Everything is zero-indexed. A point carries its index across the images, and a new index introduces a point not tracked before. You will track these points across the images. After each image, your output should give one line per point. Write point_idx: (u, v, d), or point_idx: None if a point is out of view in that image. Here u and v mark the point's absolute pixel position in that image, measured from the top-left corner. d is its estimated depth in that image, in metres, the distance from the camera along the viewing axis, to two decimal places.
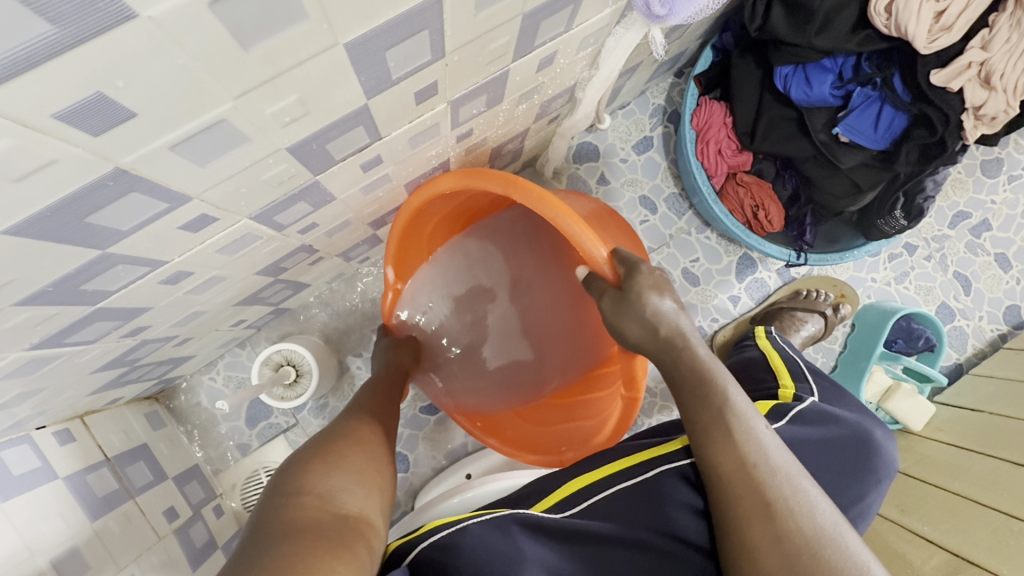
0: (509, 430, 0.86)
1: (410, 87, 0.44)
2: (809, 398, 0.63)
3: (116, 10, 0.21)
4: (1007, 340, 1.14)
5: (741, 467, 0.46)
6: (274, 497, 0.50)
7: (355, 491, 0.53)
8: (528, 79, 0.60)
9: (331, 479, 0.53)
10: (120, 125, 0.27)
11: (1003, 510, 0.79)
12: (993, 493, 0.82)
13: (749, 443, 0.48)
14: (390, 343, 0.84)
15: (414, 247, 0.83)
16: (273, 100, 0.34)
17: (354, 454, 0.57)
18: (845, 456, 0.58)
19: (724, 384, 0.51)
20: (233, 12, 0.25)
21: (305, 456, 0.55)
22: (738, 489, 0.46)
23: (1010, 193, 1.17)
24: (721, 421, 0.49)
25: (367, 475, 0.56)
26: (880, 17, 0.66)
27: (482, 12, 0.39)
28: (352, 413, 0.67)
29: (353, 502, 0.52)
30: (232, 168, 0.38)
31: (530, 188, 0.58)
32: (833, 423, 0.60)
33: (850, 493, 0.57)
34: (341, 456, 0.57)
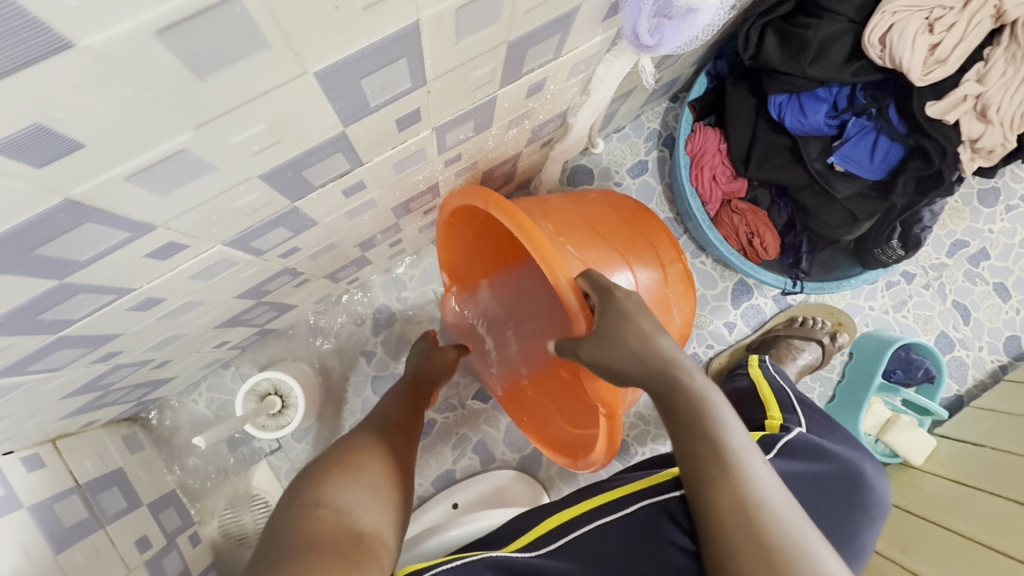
0: (554, 426, 0.87)
1: (392, 114, 0.43)
2: (797, 428, 0.60)
3: (47, 40, 0.20)
4: (1008, 372, 1.12)
5: (742, 506, 0.41)
6: (290, 507, 0.53)
7: (370, 506, 0.56)
8: (517, 104, 0.58)
9: (348, 494, 0.55)
10: (66, 157, 0.26)
11: (1006, 552, 0.76)
12: (996, 533, 0.79)
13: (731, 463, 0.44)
14: (424, 350, 0.88)
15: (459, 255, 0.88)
16: (241, 128, 0.32)
17: (375, 465, 0.60)
18: (832, 493, 0.55)
19: (717, 409, 0.48)
20: (183, 41, 0.23)
21: (327, 464, 0.58)
22: (709, 507, 0.43)
23: (1008, 222, 1.17)
24: (718, 454, 0.44)
25: (384, 489, 0.59)
26: (874, 49, 0.65)
27: (462, 40, 0.38)
28: (374, 420, 0.71)
29: (367, 519, 0.54)
30: (200, 196, 0.37)
31: (510, 206, 0.61)
32: (823, 458, 0.57)
33: (834, 531, 0.53)
34: (363, 467, 0.59)
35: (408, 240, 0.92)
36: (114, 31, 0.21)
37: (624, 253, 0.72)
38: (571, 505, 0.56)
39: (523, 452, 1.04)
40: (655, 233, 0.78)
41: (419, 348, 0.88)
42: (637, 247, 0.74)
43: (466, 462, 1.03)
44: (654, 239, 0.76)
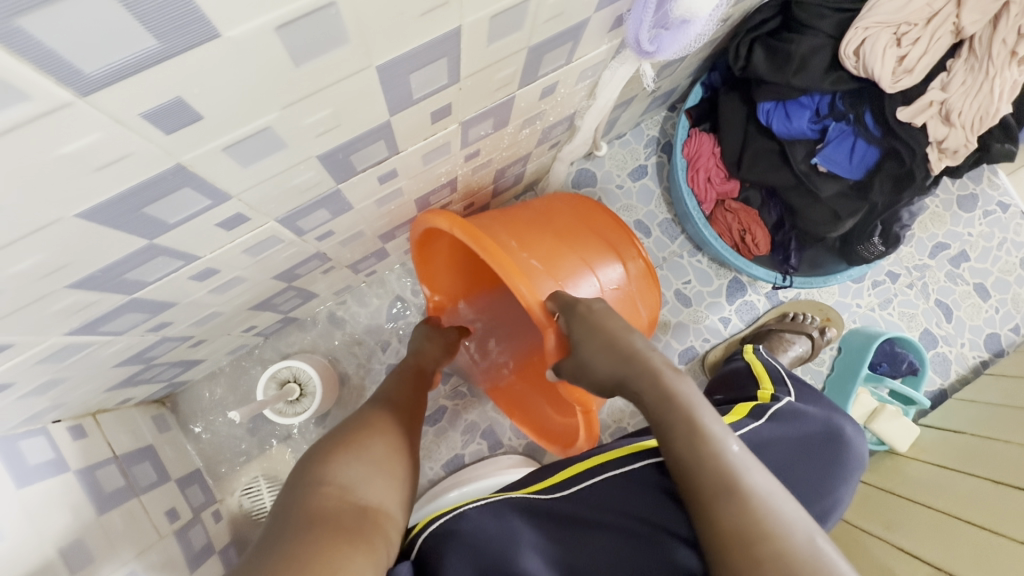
0: (544, 418, 0.93)
1: (429, 107, 0.50)
2: (785, 398, 0.66)
3: (204, 31, 0.27)
4: (988, 366, 1.18)
5: (717, 481, 0.46)
6: (294, 490, 0.53)
7: (373, 482, 0.57)
8: (532, 105, 0.66)
9: (351, 471, 0.56)
10: (188, 127, 0.33)
11: (982, 525, 0.81)
12: (973, 509, 0.85)
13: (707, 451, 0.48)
14: (426, 333, 0.93)
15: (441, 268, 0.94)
16: (313, 112, 0.39)
17: (375, 446, 0.62)
18: (815, 453, 0.60)
19: (695, 402, 0.52)
20: (291, 36, 0.30)
21: (328, 446, 0.60)
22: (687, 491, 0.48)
23: (985, 226, 1.24)
24: (692, 439, 0.49)
25: (385, 468, 0.60)
26: (850, 60, 0.73)
27: (493, 44, 0.45)
28: (377, 403, 0.74)
29: (371, 495, 0.55)
30: (270, 171, 0.44)
31: (470, 228, 0.68)
32: (804, 419, 0.63)
33: (817, 487, 0.59)
34: (364, 447, 0.61)
35: None
36: (248, 26, 0.28)
37: (585, 258, 0.78)
38: (582, 460, 0.62)
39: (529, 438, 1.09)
40: (616, 232, 0.85)
41: (420, 331, 0.93)
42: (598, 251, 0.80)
43: (475, 447, 1.08)
44: (613, 239, 0.83)
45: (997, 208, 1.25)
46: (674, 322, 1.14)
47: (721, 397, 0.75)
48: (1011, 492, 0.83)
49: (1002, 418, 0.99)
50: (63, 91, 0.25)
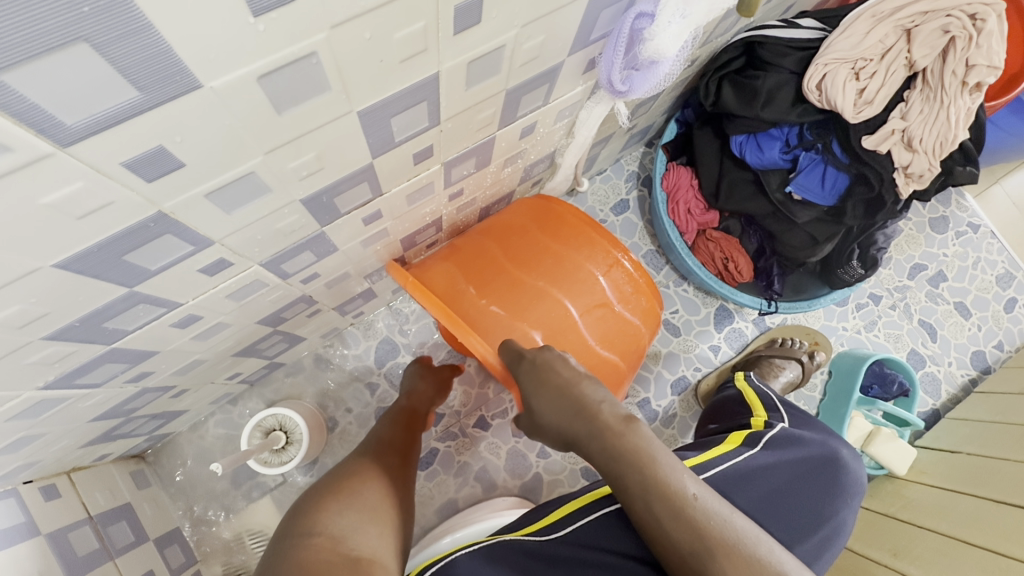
0: None
1: (411, 149, 0.51)
2: (779, 423, 0.65)
3: (187, 82, 0.27)
4: (978, 384, 1.19)
5: (687, 554, 0.46)
6: (284, 541, 0.51)
7: (366, 531, 0.54)
8: (512, 145, 0.68)
9: (343, 520, 0.54)
10: (170, 174, 0.33)
11: (988, 547, 0.79)
12: (977, 530, 0.84)
13: (675, 503, 0.47)
14: (416, 370, 0.92)
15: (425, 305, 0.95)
16: (295, 156, 0.40)
17: (367, 491, 0.59)
18: (815, 478, 0.60)
19: (653, 451, 0.51)
20: (273, 85, 0.31)
21: (316, 495, 0.57)
22: (659, 544, 0.48)
23: (959, 247, 1.28)
24: (650, 508, 0.48)
25: (379, 514, 0.58)
26: (813, 94, 0.77)
27: (471, 87, 0.47)
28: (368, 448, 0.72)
29: (365, 544, 0.53)
30: (253, 216, 0.44)
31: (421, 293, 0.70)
32: (799, 444, 0.62)
33: (818, 512, 0.57)
34: (355, 493, 0.59)
35: None
36: (231, 75, 0.29)
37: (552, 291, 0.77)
38: (576, 497, 0.61)
39: (524, 478, 1.06)
40: (587, 239, 0.80)
41: (412, 371, 0.93)
42: (566, 273, 0.78)
43: (469, 490, 1.05)
44: (585, 252, 0.79)
45: (968, 229, 1.30)
46: (665, 352, 1.14)
47: (715, 426, 0.75)
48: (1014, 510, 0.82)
49: (999, 436, 0.99)
50: (43, 143, 0.26)
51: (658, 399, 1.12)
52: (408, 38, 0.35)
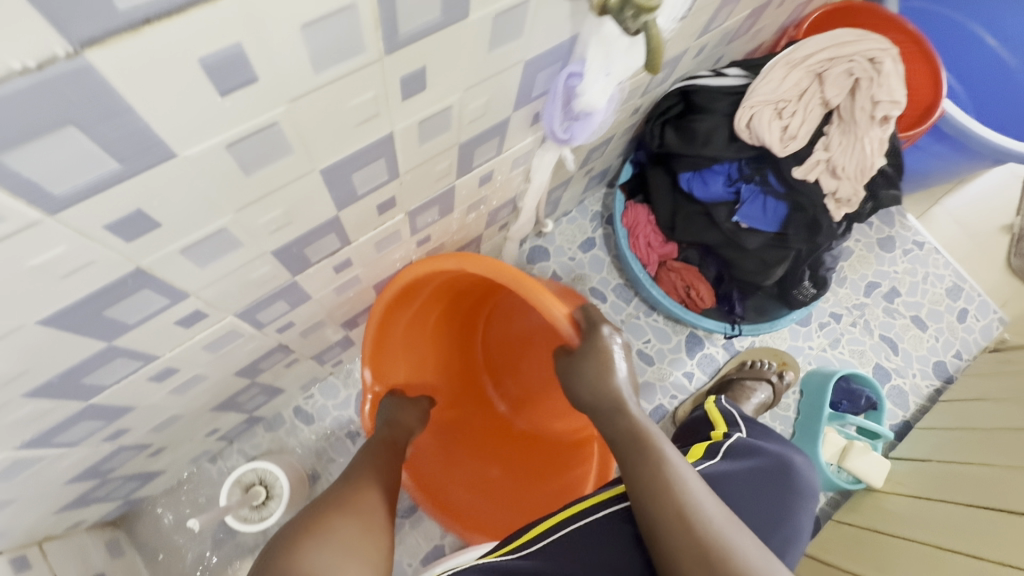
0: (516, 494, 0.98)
1: (374, 200, 0.56)
2: (737, 435, 0.69)
3: (163, 152, 0.32)
4: (942, 393, 1.24)
5: (681, 515, 0.50)
6: None
7: (344, 566, 0.55)
8: (472, 192, 0.73)
9: (319, 557, 0.54)
10: (147, 233, 0.37)
11: (968, 553, 0.82)
12: (958, 539, 0.86)
13: (667, 498, 0.52)
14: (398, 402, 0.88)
15: (406, 350, 0.93)
16: (264, 212, 0.44)
17: (344, 526, 0.60)
18: (774, 485, 0.62)
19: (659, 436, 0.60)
20: (241, 151, 0.36)
21: (293, 532, 0.58)
22: (650, 513, 0.52)
23: (907, 263, 1.36)
24: (659, 474, 0.55)
25: (357, 548, 0.58)
26: (744, 132, 0.85)
27: (425, 143, 0.52)
28: (347, 482, 0.72)
29: None
30: (227, 268, 0.48)
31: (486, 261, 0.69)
32: (757, 454, 0.65)
33: (781, 516, 0.60)
34: (331, 529, 0.59)
35: None
36: (202, 144, 0.33)
37: None
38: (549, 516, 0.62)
39: None
40: None
41: (392, 403, 0.89)
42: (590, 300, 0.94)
43: (455, 535, 1.04)
44: None
45: (913, 246, 1.38)
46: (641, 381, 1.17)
47: (682, 445, 0.77)
48: (993, 517, 0.84)
49: (968, 443, 1.02)
50: (33, 211, 0.29)
51: None
52: (361, 105, 0.40)
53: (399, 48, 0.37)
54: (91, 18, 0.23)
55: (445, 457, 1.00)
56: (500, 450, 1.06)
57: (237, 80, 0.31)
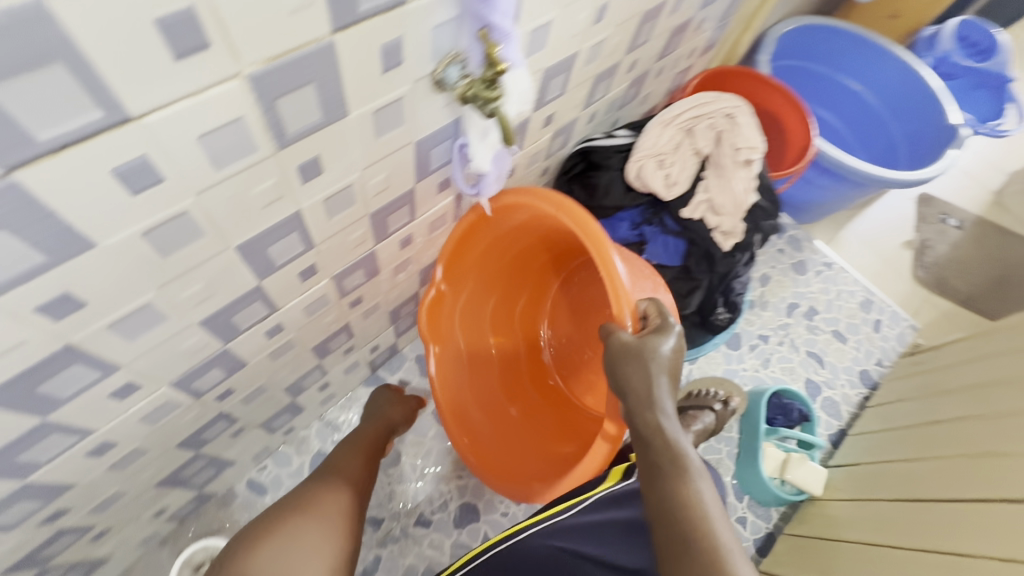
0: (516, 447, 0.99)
1: (294, 269, 0.63)
2: None
3: (85, 244, 0.39)
4: (869, 399, 1.33)
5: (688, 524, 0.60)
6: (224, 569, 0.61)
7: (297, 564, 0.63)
8: (395, 254, 0.81)
9: (276, 556, 0.63)
10: (74, 313, 0.43)
11: (893, 544, 0.88)
12: (884, 533, 0.92)
13: (689, 508, 0.61)
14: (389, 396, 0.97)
15: (492, 272, 0.99)
16: (186, 286, 0.51)
17: (307, 526, 0.68)
18: None
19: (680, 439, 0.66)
20: (157, 237, 0.43)
21: (260, 528, 0.66)
22: (660, 519, 0.61)
23: (820, 283, 1.49)
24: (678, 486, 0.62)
25: (315, 547, 0.66)
26: (635, 181, 0.98)
27: (335, 216, 0.61)
28: (327, 474, 0.78)
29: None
30: (156, 340, 0.53)
31: (574, 213, 0.77)
32: None
33: None
34: (294, 528, 0.67)
35: (336, 383, 1.06)
36: (120, 235, 0.40)
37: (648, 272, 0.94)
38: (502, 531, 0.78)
39: None
40: None
41: (386, 396, 0.97)
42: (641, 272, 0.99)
43: None
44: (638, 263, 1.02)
45: (824, 267, 1.52)
46: None
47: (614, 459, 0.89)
48: (918, 507, 0.90)
49: (888, 443, 1.11)
50: None
51: None
52: (265, 192, 0.49)
53: (290, 144, 0.46)
54: (18, 150, 0.31)
55: (471, 385, 1.00)
56: (524, 396, 1.09)
57: (145, 183, 0.39)
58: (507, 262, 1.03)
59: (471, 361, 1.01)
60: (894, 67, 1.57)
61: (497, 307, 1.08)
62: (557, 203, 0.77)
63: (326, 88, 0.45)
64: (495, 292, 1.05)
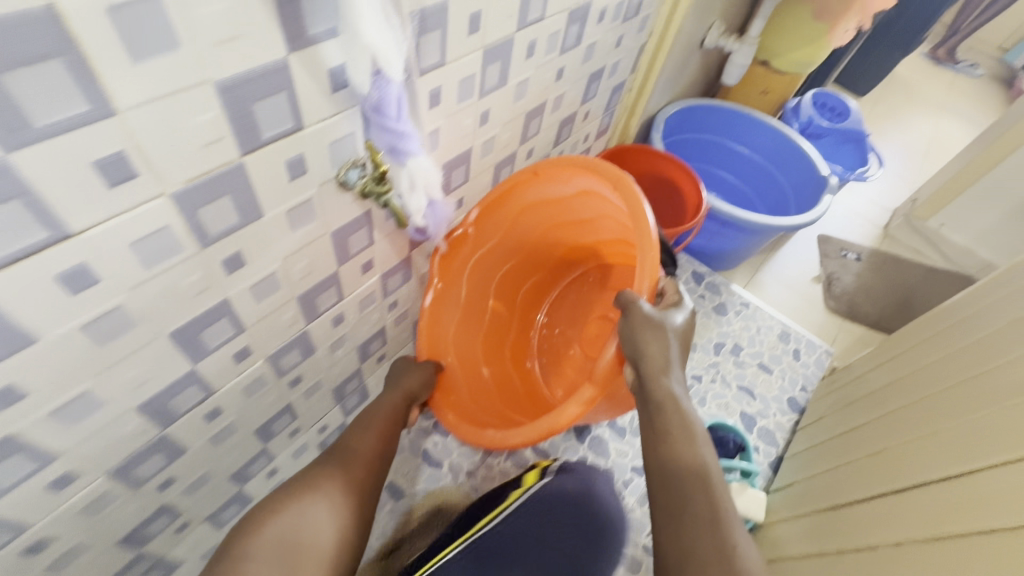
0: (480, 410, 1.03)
1: (228, 351, 0.70)
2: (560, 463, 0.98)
3: (28, 339, 0.46)
4: (800, 423, 1.43)
5: (695, 474, 0.67)
6: (254, 518, 0.64)
7: (322, 522, 0.67)
8: (329, 332, 0.90)
9: (304, 514, 0.66)
10: (16, 403, 0.49)
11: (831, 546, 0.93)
12: (823, 536, 0.97)
13: (688, 456, 0.69)
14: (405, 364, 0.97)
15: (507, 233, 1.07)
16: (123, 372, 0.57)
17: (327, 489, 0.71)
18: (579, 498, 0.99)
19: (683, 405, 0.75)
20: (94, 330, 0.51)
21: (285, 491, 0.69)
22: (664, 470, 0.69)
23: (741, 322, 1.64)
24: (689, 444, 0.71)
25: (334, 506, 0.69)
26: None
27: (262, 300, 0.69)
28: (338, 448, 0.79)
29: (317, 534, 0.65)
30: (94, 427, 0.59)
31: (627, 188, 0.88)
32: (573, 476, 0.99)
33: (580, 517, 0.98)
34: (316, 490, 0.70)
35: (285, 468, 1.08)
36: (59, 329, 0.48)
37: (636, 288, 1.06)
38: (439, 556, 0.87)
39: None
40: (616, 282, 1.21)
41: (399, 365, 0.97)
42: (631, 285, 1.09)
43: None
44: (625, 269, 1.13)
45: (742, 307, 1.67)
46: None
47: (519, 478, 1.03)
48: (840, 513, 0.97)
49: (809, 461, 1.21)
50: None
51: None
52: (193, 283, 0.58)
53: (213, 242, 0.56)
54: None
55: (462, 338, 1.07)
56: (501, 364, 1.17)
57: (84, 284, 0.47)
58: (533, 234, 1.12)
59: (466, 324, 1.09)
60: (768, 133, 1.86)
61: (507, 275, 1.15)
62: (615, 180, 0.89)
63: (241, 196, 0.56)
64: (512, 261, 1.14)
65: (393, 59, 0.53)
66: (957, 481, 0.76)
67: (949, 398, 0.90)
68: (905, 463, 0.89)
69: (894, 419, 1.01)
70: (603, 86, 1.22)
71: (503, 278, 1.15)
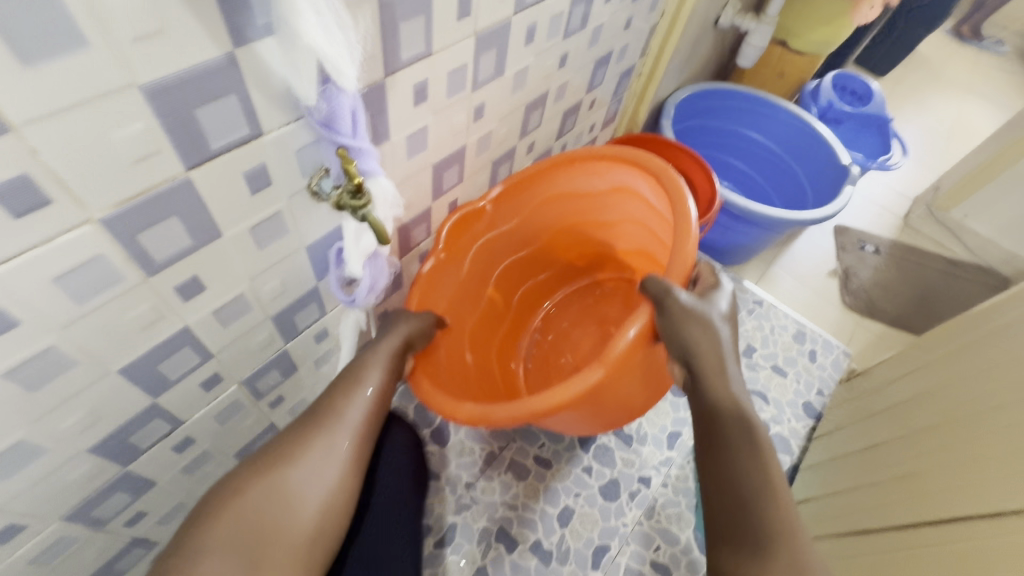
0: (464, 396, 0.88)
1: (194, 381, 0.63)
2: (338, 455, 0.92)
3: None
4: (816, 430, 1.36)
5: (762, 472, 0.58)
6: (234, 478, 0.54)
7: (309, 477, 0.56)
8: (312, 349, 0.82)
9: (288, 475, 0.55)
10: None
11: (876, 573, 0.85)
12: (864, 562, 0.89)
13: (747, 452, 0.60)
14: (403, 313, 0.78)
15: (527, 221, 1.00)
16: (65, 415, 0.50)
17: (316, 439, 0.59)
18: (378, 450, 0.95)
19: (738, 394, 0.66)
20: (18, 376, 0.44)
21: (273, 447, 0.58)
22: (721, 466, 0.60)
23: (754, 321, 1.55)
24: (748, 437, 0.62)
25: (323, 459, 0.58)
26: None
27: (229, 325, 0.62)
28: (339, 385, 0.65)
29: (300, 491, 0.55)
30: (36, 475, 0.52)
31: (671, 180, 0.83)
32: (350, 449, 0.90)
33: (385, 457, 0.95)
34: (303, 443, 0.58)
35: None
36: None
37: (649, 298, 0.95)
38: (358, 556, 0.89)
39: None
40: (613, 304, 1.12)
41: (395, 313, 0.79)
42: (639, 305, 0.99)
43: None
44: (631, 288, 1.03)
45: (755, 306, 1.59)
46: (542, 487, 1.17)
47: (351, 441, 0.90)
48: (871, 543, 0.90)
49: (837, 468, 1.12)
50: None
51: (548, 536, 1.12)
52: (140, 315, 0.50)
53: (160, 270, 0.49)
54: None
55: (454, 312, 0.95)
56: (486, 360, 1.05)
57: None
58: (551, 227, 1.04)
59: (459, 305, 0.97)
60: (785, 119, 1.75)
61: (516, 264, 1.06)
62: (660, 171, 0.85)
63: (191, 217, 0.48)
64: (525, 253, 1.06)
65: (347, 67, 0.45)
66: (1002, 520, 0.69)
67: (986, 419, 0.83)
68: (941, 492, 0.82)
69: (923, 438, 0.94)
70: (609, 73, 1.12)
71: (507, 273, 1.06)
